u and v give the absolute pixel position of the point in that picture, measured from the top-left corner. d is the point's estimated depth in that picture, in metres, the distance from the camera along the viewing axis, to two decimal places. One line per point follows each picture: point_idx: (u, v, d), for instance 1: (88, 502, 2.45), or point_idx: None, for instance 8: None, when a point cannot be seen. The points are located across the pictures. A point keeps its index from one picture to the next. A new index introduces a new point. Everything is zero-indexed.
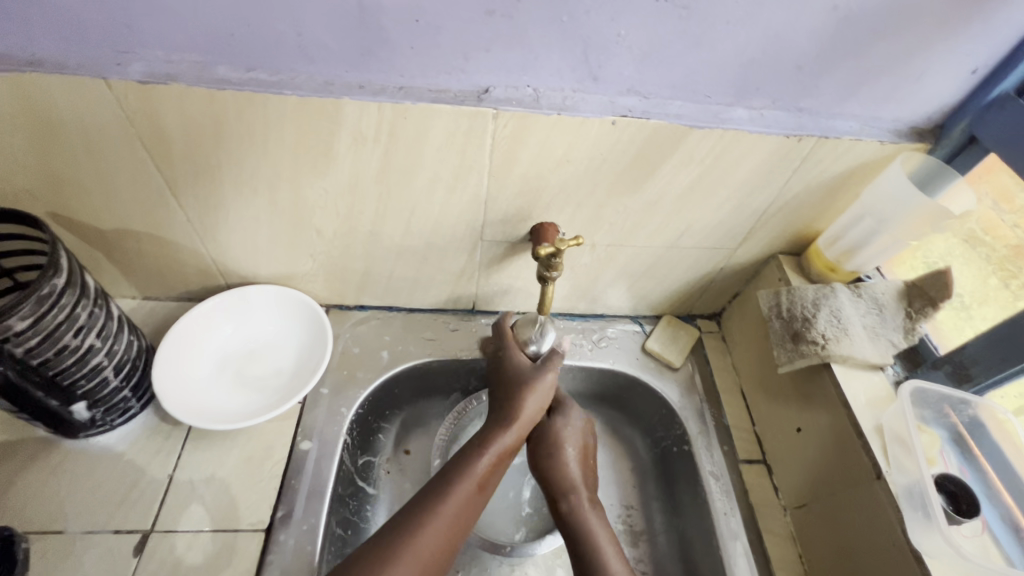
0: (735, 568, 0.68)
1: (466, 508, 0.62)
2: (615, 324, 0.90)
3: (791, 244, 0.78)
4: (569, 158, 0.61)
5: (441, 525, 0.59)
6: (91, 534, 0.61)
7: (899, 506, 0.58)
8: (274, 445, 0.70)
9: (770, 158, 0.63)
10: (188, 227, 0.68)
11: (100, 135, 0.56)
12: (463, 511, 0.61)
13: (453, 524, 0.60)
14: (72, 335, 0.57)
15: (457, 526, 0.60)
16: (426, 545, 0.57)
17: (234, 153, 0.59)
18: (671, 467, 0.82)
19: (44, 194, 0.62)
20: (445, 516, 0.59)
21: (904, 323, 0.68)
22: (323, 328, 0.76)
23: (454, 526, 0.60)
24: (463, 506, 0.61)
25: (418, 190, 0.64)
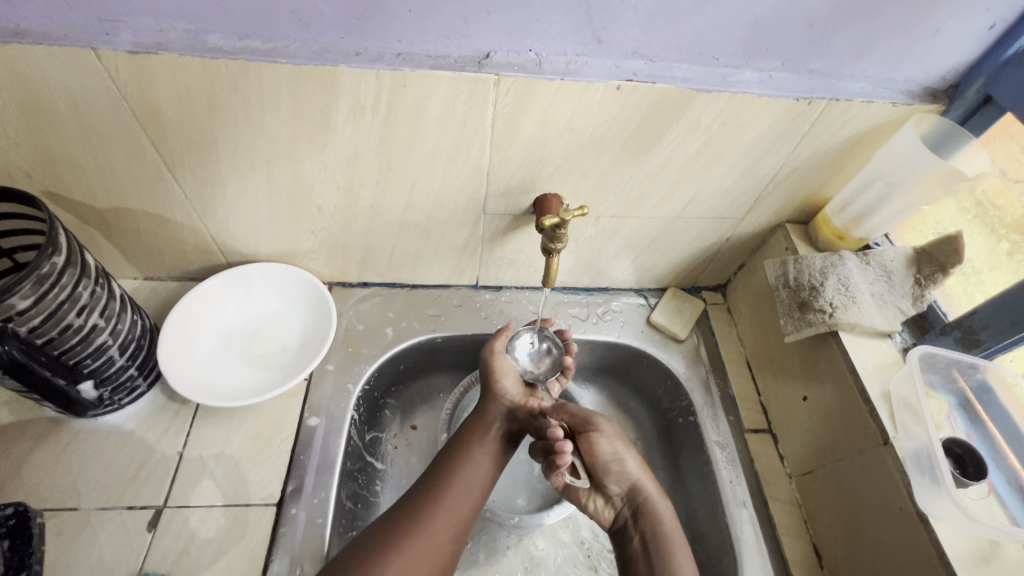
0: (741, 534, 0.69)
1: (468, 502, 0.63)
2: (620, 298, 0.89)
3: (799, 212, 0.77)
4: (573, 127, 0.60)
5: (445, 525, 0.61)
6: (104, 510, 0.62)
7: (905, 470, 0.58)
8: (282, 421, 0.71)
9: (779, 122, 0.61)
10: (186, 205, 0.67)
11: (92, 110, 0.55)
12: (460, 512, 0.62)
13: (458, 520, 0.62)
14: (75, 315, 0.56)
15: (451, 540, 0.60)
16: (429, 548, 0.59)
17: (230, 126, 0.57)
18: (676, 437, 0.82)
19: (38, 173, 0.61)
20: (437, 528, 0.60)
21: (913, 290, 0.67)
22: (326, 305, 0.76)
23: (458, 522, 0.62)
24: (455, 518, 0.62)
25: (418, 161, 0.63)
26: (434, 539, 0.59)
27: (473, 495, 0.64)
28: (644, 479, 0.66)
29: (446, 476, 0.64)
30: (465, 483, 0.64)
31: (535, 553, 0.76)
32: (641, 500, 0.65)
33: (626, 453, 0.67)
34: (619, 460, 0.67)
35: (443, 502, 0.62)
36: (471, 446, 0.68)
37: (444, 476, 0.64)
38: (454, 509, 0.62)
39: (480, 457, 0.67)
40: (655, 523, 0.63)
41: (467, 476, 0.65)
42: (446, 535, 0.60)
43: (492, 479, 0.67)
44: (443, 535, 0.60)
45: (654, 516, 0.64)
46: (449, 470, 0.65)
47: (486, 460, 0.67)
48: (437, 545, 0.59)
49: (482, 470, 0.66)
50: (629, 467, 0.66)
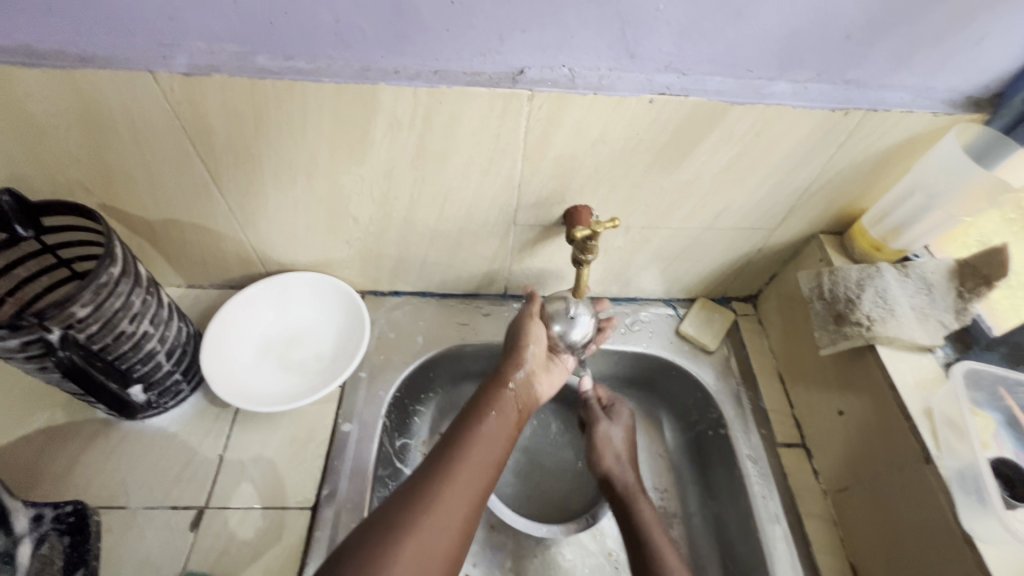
0: (775, 551, 0.68)
1: (483, 479, 0.58)
2: (648, 308, 0.89)
3: (833, 223, 0.75)
4: (605, 139, 0.61)
5: (464, 499, 0.55)
6: (150, 509, 0.65)
7: (949, 490, 0.56)
8: (317, 426, 0.73)
9: (814, 133, 0.61)
10: (230, 216, 0.70)
11: (147, 128, 0.58)
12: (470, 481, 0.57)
13: (472, 493, 0.56)
14: (128, 322, 0.59)
15: (460, 515, 0.54)
16: (451, 524, 0.53)
17: (274, 141, 0.60)
18: (706, 450, 0.81)
19: (95, 187, 0.65)
20: (446, 504, 0.54)
21: (956, 303, 0.65)
22: (360, 314, 0.78)
23: (476, 495, 0.57)
24: (469, 492, 0.56)
25: (452, 174, 0.65)
26: (444, 515, 0.53)
27: (489, 464, 0.60)
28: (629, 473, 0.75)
29: (458, 448, 0.59)
30: (480, 459, 0.59)
31: (562, 563, 0.76)
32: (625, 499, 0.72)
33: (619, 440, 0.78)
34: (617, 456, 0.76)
35: (456, 474, 0.56)
36: (484, 416, 0.63)
37: (456, 449, 0.59)
38: (470, 481, 0.57)
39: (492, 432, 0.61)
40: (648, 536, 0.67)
41: (480, 453, 0.59)
42: (466, 509, 0.55)
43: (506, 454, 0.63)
44: (461, 509, 0.55)
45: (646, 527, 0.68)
46: (460, 441, 0.59)
47: (501, 434, 0.62)
48: (448, 523, 0.53)
49: (498, 445, 0.61)
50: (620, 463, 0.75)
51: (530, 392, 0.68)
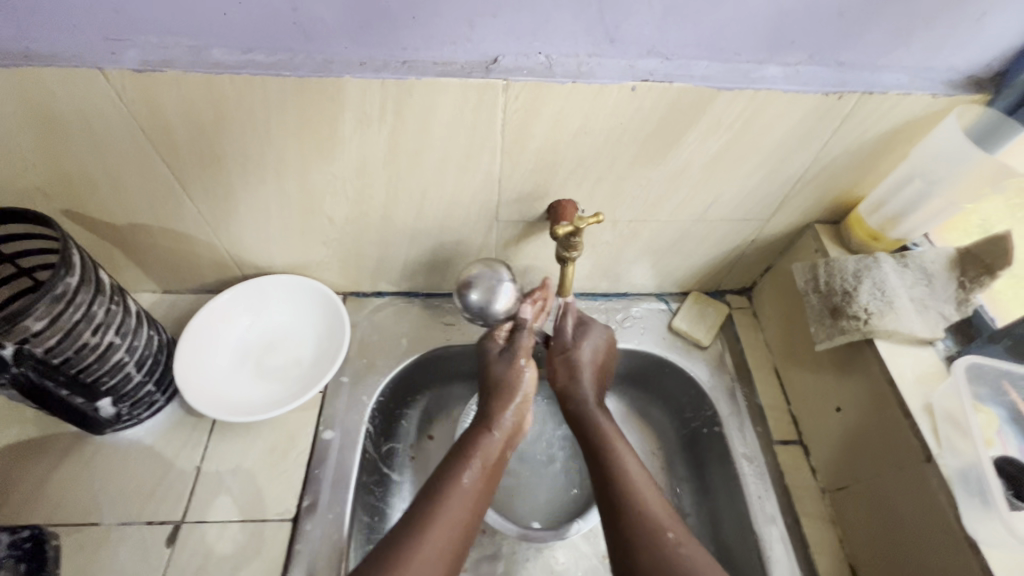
0: (772, 553, 0.66)
1: (454, 542, 0.59)
2: (640, 303, 0.86)
3: (830, 211, 0.72)
4: (586, 130, 0.58)
5: (438, 563, 0.56)
6: (124, 525, 0.62)
7: (951, 491, 0.54)
8: (297, 434, 0.70)
9: (807, 119, 0.58)
10: (200, 219, 0.67)
11: (103, 129, 0.55)
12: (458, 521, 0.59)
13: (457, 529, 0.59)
14: (91, 333, 0.56)
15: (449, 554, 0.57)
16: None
17: (238, 140, 0.57)
18: (701, 449, 0.79)
19: (56, 193, 0.62)
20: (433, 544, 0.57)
21: (957, 294, 0.62)
22: (340, 317, 0.75)
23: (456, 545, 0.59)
24: (455, 528, 0.59)
25: (428, 170, 0.62)
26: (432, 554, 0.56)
27: (466, 517, 0.60)
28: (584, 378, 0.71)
29: (431, 507, 0.59)
30: (452, 517, 0.59)
31: (555, 568, 0.74)
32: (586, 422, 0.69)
33: (582, 351, 0.72)
34: (575, 374, 0.71)
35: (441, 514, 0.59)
36: (461, 466, 0.63)
37: (429, 509, 0.59)
38: (446, 545, 0.58)
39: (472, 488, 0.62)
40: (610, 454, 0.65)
41: (452, 511, 0.60)
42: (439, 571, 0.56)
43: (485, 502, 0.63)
44: (436, 571, 0.56)
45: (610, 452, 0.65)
46: (437, 501, 0.60)
47: (478, 486, 0.63)
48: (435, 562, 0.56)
49: (473, 500, 0.62)
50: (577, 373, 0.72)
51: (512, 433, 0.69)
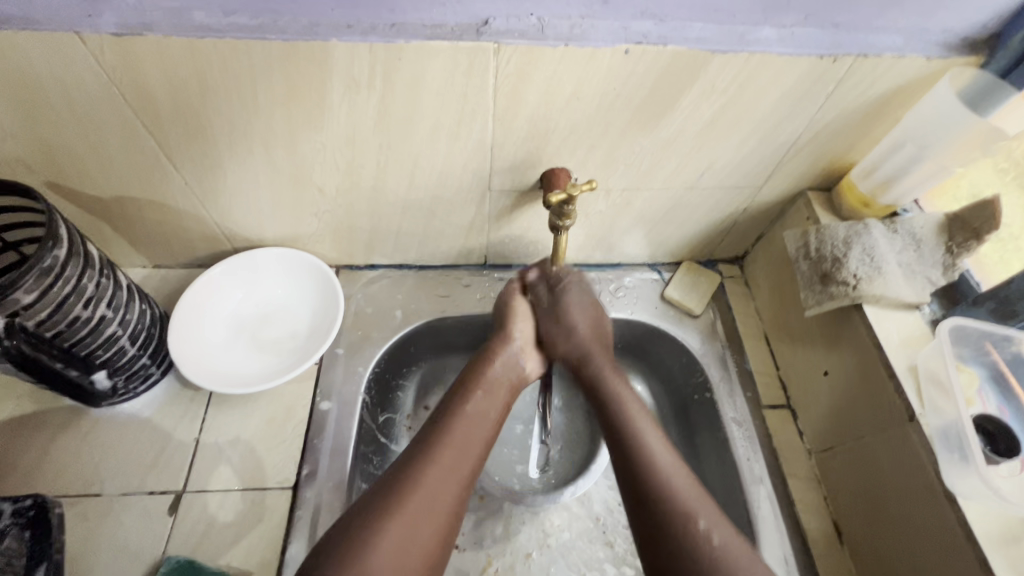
0: (759, 511, 0.68)
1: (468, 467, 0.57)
2: (633, 273, 0.87)
3: (822, 178, 0.72)
4: (579, 95, 0.57)
5: (454, 487, 0.55)
6: (127, 496, 0.63)
7: (932, 448, 0.56)
8: (295, 405, 0.71)
9: (801, 83, 0.57)
10: (188, 191, 0.66)
11: (84, 97, 0.53)
12: (467, 443, 0.58)
13: (469, 450, 0.58)
14: (82, 306, 0.56)
15: (461, 471, 0.56)
16: (442, 510, 0.53)
17: (224, 108, 0.56)
18: (692, 414, 0.81)
19: (38, 165, 0.61)
20: (440, 468, 0.55)
21: (944, 259, 0.63)
22: (334, 289, 0.75)
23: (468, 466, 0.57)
24: (468, 447, 0.58)
25: (419, 138, 0.61)
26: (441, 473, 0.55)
27: (478, 442, 0.59)
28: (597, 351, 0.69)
29: (444, 433, 0.58)
30: (465, 442, 0.58)
31: (550, 530, 0.76)
32: (598, 387, 0.66)
33: (579, 320, 0.70)
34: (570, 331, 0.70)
35: (450, 433, 0.58)
36: (470, 395, 0.63)
37: (441, 434, 0.58)
38: (458, 466, 0.56)
39: (482, 415, 0.61)
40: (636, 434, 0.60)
41: (465, 435, 0.58)
42: (451, 495, 0.54)
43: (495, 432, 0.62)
44: (450, 496, 0.54)
45: (636, 436, 0.60)
46: (448, 426, 0.59)
47: (488, 414, 0.62)
48: (446, 479, 0.55)
49: (484, 426, 0.61)
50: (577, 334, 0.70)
51: (518, 371, 0.69)
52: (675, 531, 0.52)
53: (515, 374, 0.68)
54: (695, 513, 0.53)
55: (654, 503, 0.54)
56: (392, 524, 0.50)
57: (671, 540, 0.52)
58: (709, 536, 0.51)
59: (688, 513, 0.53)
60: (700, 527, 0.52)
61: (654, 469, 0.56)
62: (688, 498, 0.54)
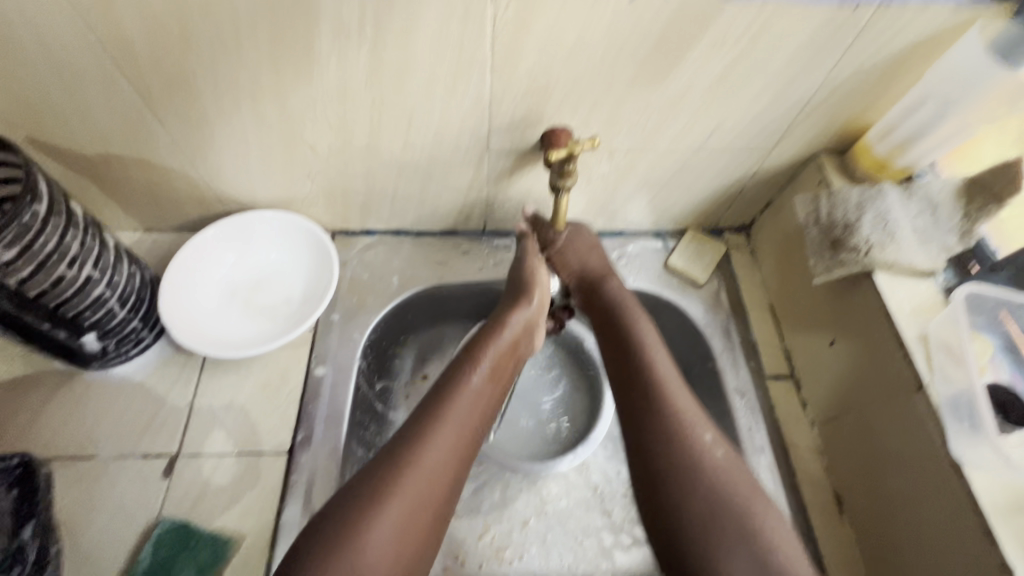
0: (759, 481, 0.67)
1: (465, 444, 0.56)
2: (636, 241, 0.84)
3: (835, 141, 0.69)
4: (582, 46, 0.54)
5: (448, 464, 0.54)
6: (121, 458, 0.63)
7: (940, 417, 0.54)
8: (289, 371, 0.70)
9: (818, 34, 0.54)
10: (175, 149, 0.64)
11: (60, 44, 0.51)
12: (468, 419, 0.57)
13: (469, 427, 0.57)
14: (66, 267, 0.55)
15: (458, 450, 0.55)
16: (436, 491, 0.52)
17: (208, 58, 0.53)
18: (693, 385, 0.79)
19: (18, 120, 0.58)
20: (440, 448, 0.54)
21: (961, 224, 0.60)
22: (328, 254, 0.73)
23: (465, 445, 0.56)
24: (467, 424, 0.57)
25: (413, 92, 0.58)
26: (440, 452, 0.53)
27: (478, 418, 0.58)
28: (607, 281, 0.70)
29: (441, 409, 0.56)
30: (462, 421, 0.56)
31: (547, 498, 0.75)
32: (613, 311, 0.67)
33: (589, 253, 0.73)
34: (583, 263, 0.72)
35: (452, 410, 0.56)
36: (476, 365, 0.60)
37: (439, 411, 0.56)
38: (456, 445, 0.55)
39: (485, 387, 0.59)
40: (640, 353, 0.62)
41: (463, 412, 0.56)
42: (446, 475, 0.53)
43: (495, 404, 0.61)
44: (446, 476, 0.53)
45: (641, 359, 0.61)
46: (445, 403, 0.56)
47: (490, 389, 0.60)
48: (443, 458, 0.53)
49: (484, 400, 0.59)
50: (593, 267, 0.72)
51: (524, 340, 0.66)
52: (673, 442, 0.55)
53: (523, 340, 0.66)
54: (700, 432, 0.56)
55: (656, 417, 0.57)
56: (386, 508, 0.49)
57: (675, 454, 0.54)
58: (713, 451, 0.55)
59: (689, 428, 0.56)
60: (705, 441, 0.55)
61: (658, 388, 0.58)
62: (689, 413, 0.57)
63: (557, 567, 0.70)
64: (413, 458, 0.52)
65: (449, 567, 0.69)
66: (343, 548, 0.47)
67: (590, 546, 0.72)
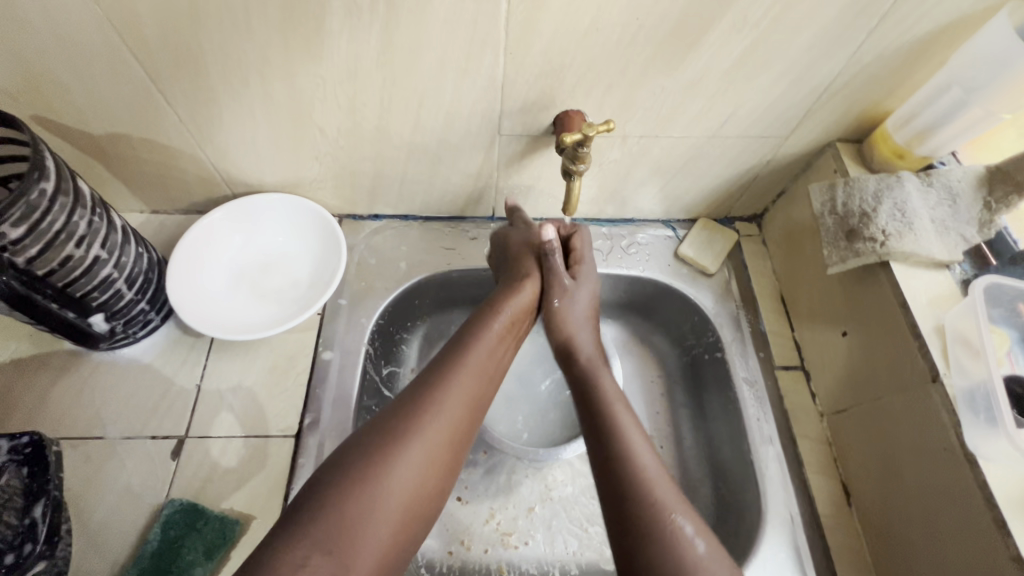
0: (767, 471, 0.67)
1: (484, 385, 0.57)
2: (646, 230, 0.83)
3: (853, 128, 0.68)
4: (598, 27, 0.52)
5: (464, 409, 0.54)
6: (129, 439, 0.63)
7: (955, 409, 0.54)
8: (297, 355, 0.70)
9: (842, 17, 0.53)
10: (183, 130, 0.63)
11: (66, 18, 0.50)
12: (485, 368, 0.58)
13: (487, 376, 0.58)
14: (74, 245, 0.54)
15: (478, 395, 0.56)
16: (453, 434, 0.53)
17: (217, 35, 0.52)
18: (701, 374, 0.79)
19: (24, 97, 0.57)
20: (460, 391, 0.55)
21: (981, 215, 0.60)
22: (336, 238, 0.72)
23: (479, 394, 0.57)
24: (486, 373, 0.58)
25: (424, 73, 0.57)
26: (459, 394, 0.54)
27: (494, 369, 0.59)
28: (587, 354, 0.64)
29: (462, 351, 0.58)
30: (481, 361, 0.58)
31: (554, 485, 0.75)
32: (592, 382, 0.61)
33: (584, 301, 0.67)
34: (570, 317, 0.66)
35: (473, 356, 0.57)
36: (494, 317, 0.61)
37: (459, 354, 0.58)
38: (474, 392, 0.56)
39: (504, 331, 0.62)
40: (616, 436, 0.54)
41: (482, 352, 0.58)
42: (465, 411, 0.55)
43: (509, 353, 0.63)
44: (463, 420, 0.54)
45: (619, 443, 0.53)
46: (465, 346, 0.58)
47: (505, 344, 0.61)
48: (461, 402, 0.54)
49: (501, 346, 0.61)
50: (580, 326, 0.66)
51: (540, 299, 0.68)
52: (649, 541, 0.47)
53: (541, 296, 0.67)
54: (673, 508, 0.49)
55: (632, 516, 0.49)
56: (409, 443, 0.50)
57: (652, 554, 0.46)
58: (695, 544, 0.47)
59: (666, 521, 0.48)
60: (686, 534, 0.47)
61: (632, 467, 0.51)
62: (668, 502, 0.49)
63: (562, 554, 0.71)
64: (439, 393, 0.54)
65: (455, 552, 0.70)
66: (361, 477, 0.47)
67: (595, 533, 0.73)
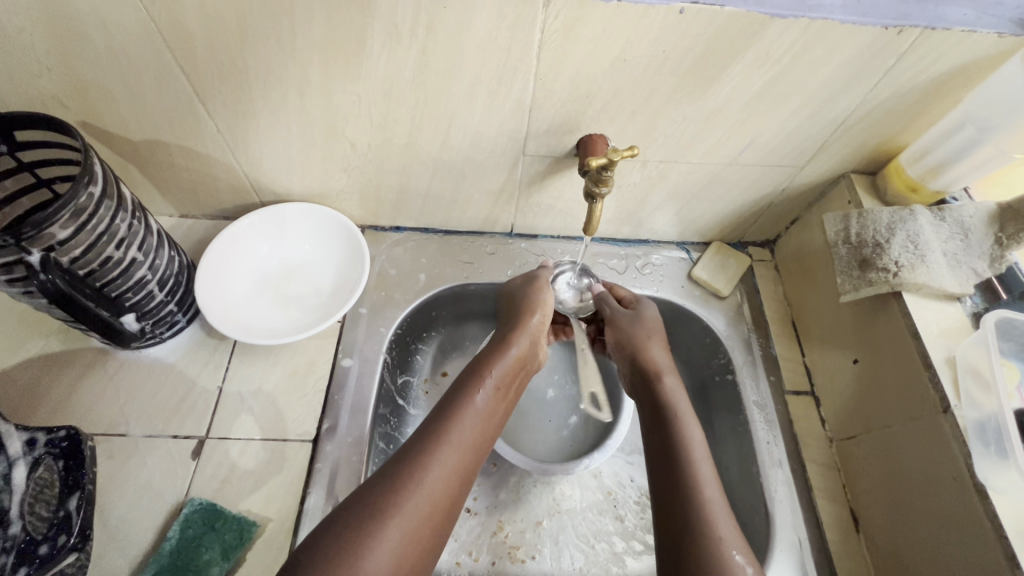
0: (775, 494, 0.68)
1: (467, 456, 0.56)
2: (661, 251, 0.85)
3: (868, 161, 0.70)
4: (626, 57, 0.55)
5: (449, 477, 0.54)
6: (152, 437, 0.65)
7: (966, 440, 0.54)
8: (317, 361, 0.71)
9: (860, 55, 0.55)
10: (219, 140, 0.65)
11: (122, 34, 0.53)
12: (475, 436, 0.58)
13: (472, 439, 0.57)
14: (114, 247, 0.56)
15: (463, 462, 0.55)
16: (440, 506, 0.52)
17: (262, 53, 0.55)
18: (711, 396, 0.80)
19: (73, 103, 0.60)
20: (446, 463, 0.54)
21: (992, 250, 0.61)
22: (360, 248, 0.74)
23: (467, 459, 0.56)
24: (469, 440, 0.57)
25: (456, 95, 0.59)
26: (446, 465, 0.54)
27: (479, 433, 0.58)
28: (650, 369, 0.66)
29: (446, 426, 0.57)
30: (466, 439, 0.56)
31: (563, 501, 0.76)
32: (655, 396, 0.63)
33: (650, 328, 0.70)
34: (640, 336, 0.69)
35: (456, 425, 0.57)
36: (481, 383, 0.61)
37: (443, 429, 0.56)
38: (460, 462, 0.55)
39: (489, 397, 0.61)
40: (684, 466, 0.56)
41: (471, 427, 0.57)
42: (449, 495, 0.53)
43: (497, 424, 0.62)
44: (450, 491, 0.53)
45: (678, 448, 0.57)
46: (453, 421, 0.57)
47: (495, 407, 0.61)
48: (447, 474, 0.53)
49: (490, 421, 0.60)
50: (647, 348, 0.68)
51: (530, 355, 0.68)
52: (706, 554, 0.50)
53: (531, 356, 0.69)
54: (721, 510, 0.53)
55: (688, 544, 0.51)
56: (390, 522, 0.49)
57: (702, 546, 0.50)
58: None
59: (720, 549, 0.50)
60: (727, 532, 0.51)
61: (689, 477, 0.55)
62: (720, 522, 0.52)
63: (569, 569, 0.70)
64: (418, 470, 0.52)
65: (462, 563, 0.70)
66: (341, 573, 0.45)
67: (602, 550, 0.73)
